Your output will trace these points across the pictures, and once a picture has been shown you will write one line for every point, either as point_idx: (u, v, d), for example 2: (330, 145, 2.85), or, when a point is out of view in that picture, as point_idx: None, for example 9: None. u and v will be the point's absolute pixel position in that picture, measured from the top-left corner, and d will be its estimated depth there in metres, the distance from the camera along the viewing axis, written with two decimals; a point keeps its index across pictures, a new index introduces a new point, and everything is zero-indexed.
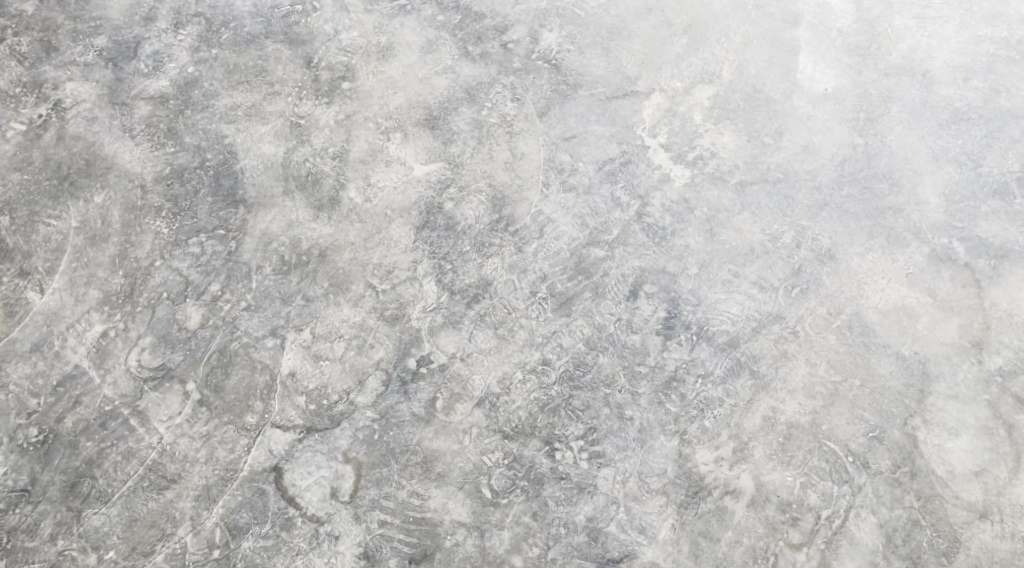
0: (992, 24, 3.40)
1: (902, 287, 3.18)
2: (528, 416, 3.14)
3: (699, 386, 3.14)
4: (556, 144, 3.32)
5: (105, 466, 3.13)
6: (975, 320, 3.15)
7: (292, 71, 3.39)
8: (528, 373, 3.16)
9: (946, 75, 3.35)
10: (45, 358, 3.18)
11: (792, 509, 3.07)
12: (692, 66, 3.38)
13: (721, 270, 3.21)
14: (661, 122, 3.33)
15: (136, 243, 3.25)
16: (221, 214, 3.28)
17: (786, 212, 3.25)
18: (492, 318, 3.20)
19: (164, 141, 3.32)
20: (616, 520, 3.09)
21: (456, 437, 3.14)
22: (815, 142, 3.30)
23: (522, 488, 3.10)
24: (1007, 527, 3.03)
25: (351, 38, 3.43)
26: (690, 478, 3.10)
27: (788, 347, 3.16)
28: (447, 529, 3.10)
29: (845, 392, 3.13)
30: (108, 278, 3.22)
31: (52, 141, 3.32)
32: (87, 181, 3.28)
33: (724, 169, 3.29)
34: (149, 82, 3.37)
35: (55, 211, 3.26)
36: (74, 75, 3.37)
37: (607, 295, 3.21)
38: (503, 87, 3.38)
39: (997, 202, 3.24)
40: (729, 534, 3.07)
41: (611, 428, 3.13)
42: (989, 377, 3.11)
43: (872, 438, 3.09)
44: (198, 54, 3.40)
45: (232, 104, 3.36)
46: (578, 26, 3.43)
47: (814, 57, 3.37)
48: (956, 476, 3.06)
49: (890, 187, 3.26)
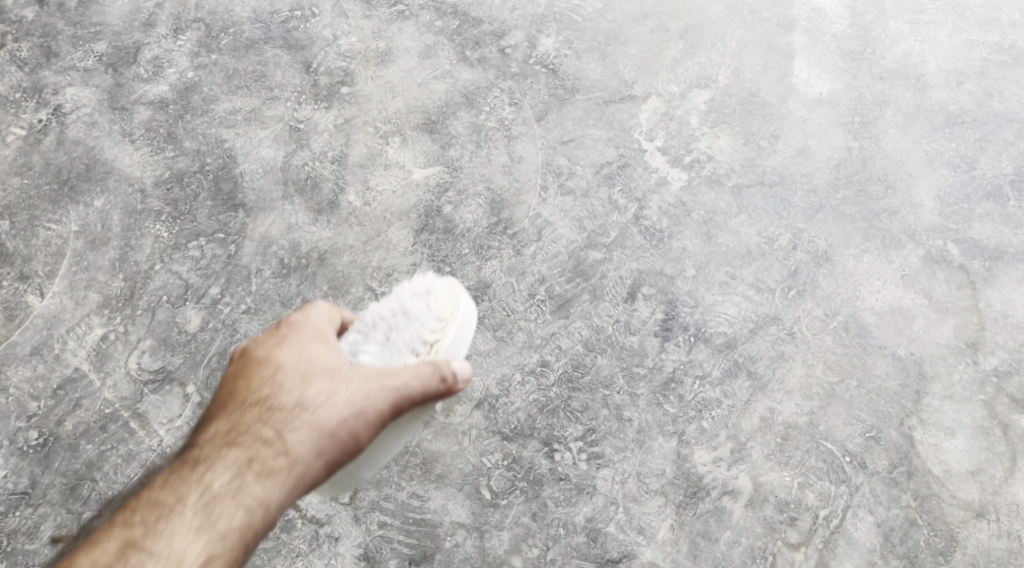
0: (984, 29, 3.44)
1: (898, 289, 3.10)
2: (526, 418, 2.97)
3: (697, 387, 3.00)
4: (553, 148, 3.25)
5: (104, 468, 2.96)
6: (971, 321, 3.08)
7: (290, 76, 3.34)
8: (527, 375, 3.00)
9: (940, 79, 3.37)
10: (44, 362, 3.04)
11: (790, 508, 2.90)
12: (688, 70, 3.36)
13: (718, 273, 3.11)
14: (658, 127, 3.28)
15: (136, 247, 3.13)
16: (221, 219, 3.16)
17: (781, 215, 3.17)
18: (491, 321, 3.06)
19: (164, 145, 3.24)
20: (615, 520, 2.89)
21: (456, 438, 2.95)
22: (811, 145, 3.26)
23: (521, 490, 2.91)
24: (1003, 526, 2.90)
25: (350, 43, 3.39)
26: (688, 478, 2.93)
27: (785, 348, 3.04)
28: (446, 531, 2.89)
29: (841, 393, 3.00)
30: (108, 281, 3.10)
31: (51, 146, 3.24)
32: (87, 185, 3.20)
33: (721, 172, 3.23)
34: (149, 87, 3.31)
35: (55, 215, 3.17)
36: (74, 80, 3.32)
37: (604, 297, 3.09)
38: (500, 92, 3.32)
39: (991, 204, 3.21)
40: (728, 534, 2.89)
41: (609, 429, 2.96)
42: (985, 378, 3.02)
43: (869, 439, 2.96)
44: (197, 60, 3.35)
45: (231, 109, 3.29)
46: (575, 31, 3.41)
47: (809, 62, 3.37)
48: (952, 475, 2.94)
49: (885, 190, 3.21)
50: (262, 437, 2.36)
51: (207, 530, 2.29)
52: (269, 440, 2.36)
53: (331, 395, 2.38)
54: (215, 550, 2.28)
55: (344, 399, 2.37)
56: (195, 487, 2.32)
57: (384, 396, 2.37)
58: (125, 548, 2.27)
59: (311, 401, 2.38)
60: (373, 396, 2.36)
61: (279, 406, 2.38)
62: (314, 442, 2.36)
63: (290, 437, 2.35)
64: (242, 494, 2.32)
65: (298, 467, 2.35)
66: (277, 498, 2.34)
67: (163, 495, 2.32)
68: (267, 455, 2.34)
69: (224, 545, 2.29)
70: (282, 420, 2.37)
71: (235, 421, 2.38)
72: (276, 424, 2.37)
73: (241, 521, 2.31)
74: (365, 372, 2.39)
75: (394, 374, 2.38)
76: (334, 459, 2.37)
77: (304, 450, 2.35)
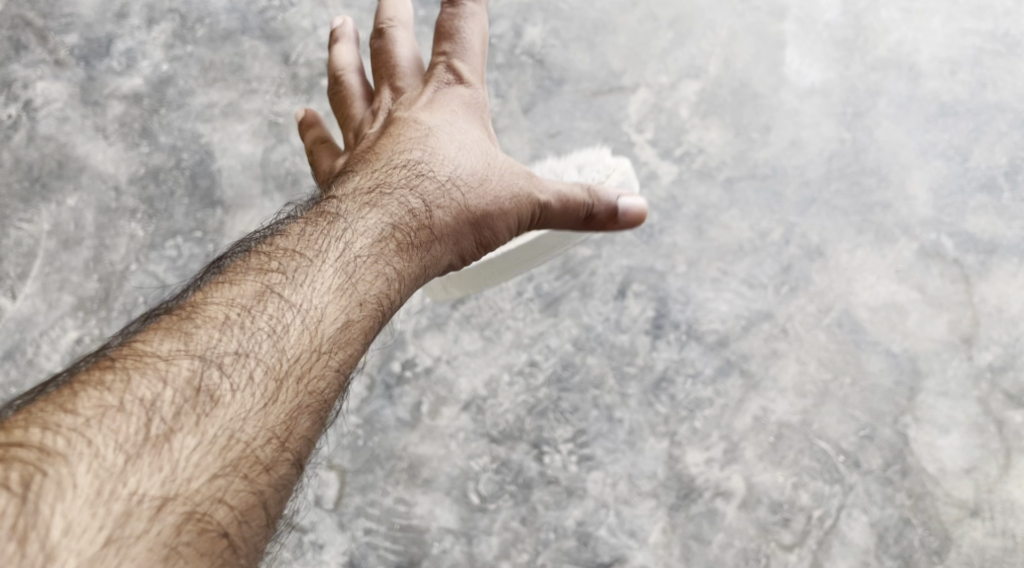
0: (978, 17, 3.32)
1: (892, 283, 3.02)
2: (515, 420, 2.89)
3: (688, 386, 2.93)
4: (541, 141, 3.16)
5: None
6: (964, 316, 2.99)
7: (269, 68, 3.19)
8: (515, 376, 2.93)
9: (933, 68, 3.26)
10: (17, 367, 2.89)
11: (784, 509, 2.83)
12: (677, 61, 3.25)
13: (709, 268, 3.04)
14: (647, 118, 3.19)
15: (111, 246, 3.00)
16: (198, 216, 3.03)
17: (773, 208, 3.10)
18: (478, 320, 2.98)
19: (138, 141, 3.10)
20: (606, 524, 2.82)
21: (442, 441, 2.87)
22: (803, 137, 3.18)
23: (510, 494, 2.84)
24: (998, 524, 2.82)
25: (330, 34, 3.23)
26: (680, 480, 2.86)
27: (777, 345, 2.96)
28: (434, 536, 2.81)
29: (835, 391, 2.92)
30: (82, 283, 2.96)
31: (22, 143, 3.09)
32: (59, 182, 3.05)
33: (712, 165, 3.14)
34: (122, 80, 3.16)
35: (27, 214, 3.02)
36: (44, 74, 3.16)
37: (594, 295, 3.00)
38: (486, 83, 3.20)
39: (985, 196, 3.12)
40: (721, 536, 2.82)
41: (599, 430, 2.89)
42: (979, 374, 2.94)
43: (862, 437, 2.89)
44: (172, 51, 3.20)
45: (208, 103, 3.15)
46: (562, 20, 3.28)
47: (801, 51, 3.27)
48: (946, 473, 2.86)
49: (878, 183, 3.12)
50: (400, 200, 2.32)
51: (350, 298, 2.16)
52: (411, 200, 2.33)
53: (477, 172, 2.44)
54: (357, 316, 2.15)
55: (490, 176, 2.45)
56: (352, 231, 2.24)
57: (522, 177, 2.49)
58: (270, 296, 2.10)
59: (454, 163, 2.43)
60: (524, 189, 2.48)
61: (431, 162, 2.42)
62: (455, 220, 2.37)
63: (439, 213, 2.35)
64: (381, 263, 2.22)
65: (435, 244, 2.34)
66: (415, 273, 2.28)
67: (308, 254, 2.18)
68: (410, 227, 2.30)
69: (364, 312, 2.16)
70: (429, 194, 2.36)
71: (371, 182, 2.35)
72: (413, 190, 2.35)
73: (381, 290, 2.20)
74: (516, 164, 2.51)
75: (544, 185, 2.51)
76: (467, 241, 2.42)
77: (450, 211, 2.37)
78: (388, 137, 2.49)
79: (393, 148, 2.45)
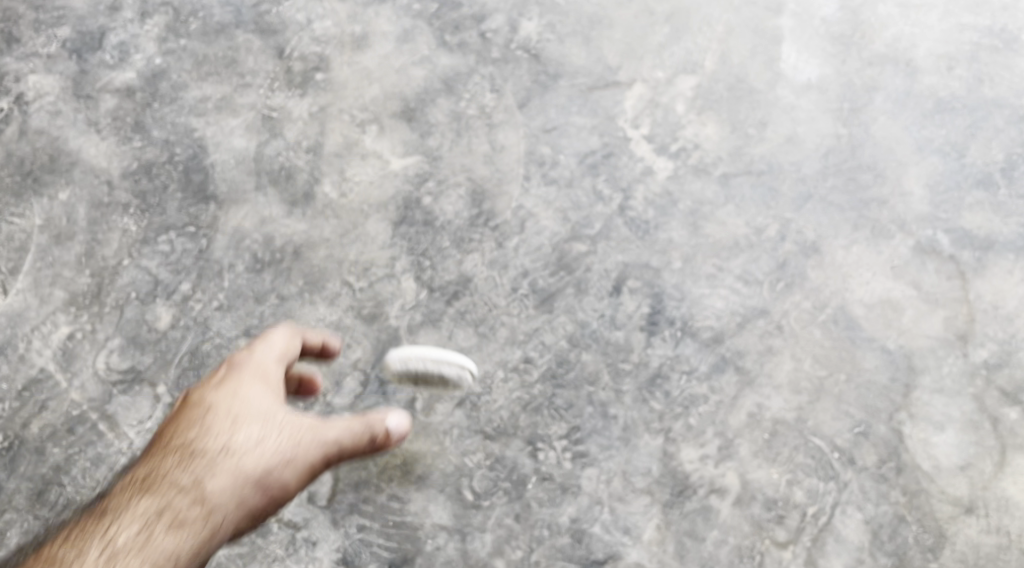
0: (975, 12, 3.32)
1: (888, 280, 3.01)
2: (509, 416, 2.88)
3: (683, 383, 2.92)
4: (536, 136, 3.13)
5: (72, 472, 2.78)
6: (959, 313, 2.98)
7: (263, 62, 3.19)
8: (510, 372, 2.91)
9: (930, 64, 3.25)
10: (8, 362, 2.88)
11: (778, 506, 2.83)
12: (673, 56, 3.25)
13: (704, 264, 3.02)
14: (643, 114, 3.17)
15: (103, 241, 2.98)
16: (191, 211, 3.01)
17: (769, 203, 3.08)
18: (472, 316, 2.95)
19: (131, 135, 3.09)
20: (600, 521, 2.81)
21: (436, 438, 2.87)
22: (799, 133, 3.16)
23: (504, 490, 2.83)
24: (994, 522, 2.80)
25: (324, 27, 3.25)
26: (674, 477, 2.85)
27: (772, 342, 2.95)
28: (427, 533, 2.80)
29: (830, 388, 2.91)
30: (74, 278, 2.94)
31: (14, 136, 3.08)
32: (51, 177, 3.04)
33: (708, 161, 3.12)
34: (115, 74, 3.15)
35: (19, 208, 3.01)
36: (36, 67, 3.16)
37: (589, 291, 2.99)
38: (480, 78, 3.19)
39: (981, 192, 3.10)
40: (715, 533, 2.81)
41: (593, 427, 2.88)
42: (974, 370, 2.93)
43: (857, 434, 2.88)
44: (165, 45, 3.19)
45: (201, 97, 3.14)
46: (558, 14, 3.29)
47: (797, 47, 3.26)
48: (941, 470, 2.85)
49: (875, 179, 3.11)
50: (178, 483, 2.54)
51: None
52: (201, 477, 2.54)
53: (253, 440, 2.59)
54: None
55: (265, 438, 2.59)
56: (138, 509, 2.50)
57: (302, 430, 2.62)
58: (72, 558, 2.42)
59: (240, 434, 2.60)
60: (300, 452, 2.60)
61: (203, 441, 2.59)
62: (232, 489, 2.54)
63: (216, 478, 2.54)
64: (153, 547, 2.46)
65: (213, 512, 2.52)
66: (190, 549, 2.49)
67: (108, 524, 2.47)
68: (188, 508, 2.51)
69: None
70: (201, 469, 2.55)
71: (155, 465, 2.57)
72: (203, 464, 2.56)
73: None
74: (298, 424, 2.64)
75: (325, 430, 2.63)
76: (254, 505, 2.57)
77: (236, 487, 2.55)
78: (186, 413, 2.65)
79: (171, 432, 2.63)
